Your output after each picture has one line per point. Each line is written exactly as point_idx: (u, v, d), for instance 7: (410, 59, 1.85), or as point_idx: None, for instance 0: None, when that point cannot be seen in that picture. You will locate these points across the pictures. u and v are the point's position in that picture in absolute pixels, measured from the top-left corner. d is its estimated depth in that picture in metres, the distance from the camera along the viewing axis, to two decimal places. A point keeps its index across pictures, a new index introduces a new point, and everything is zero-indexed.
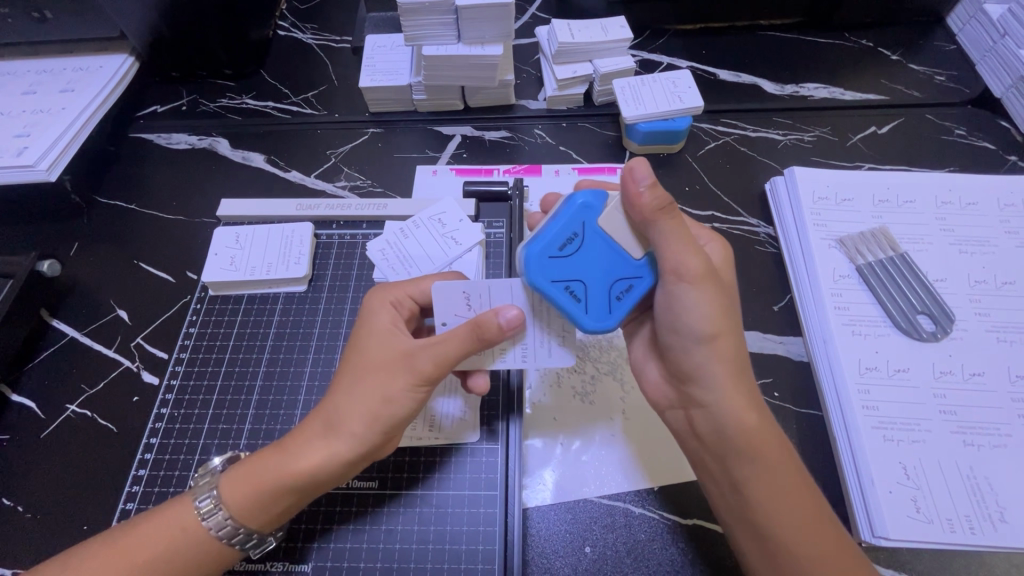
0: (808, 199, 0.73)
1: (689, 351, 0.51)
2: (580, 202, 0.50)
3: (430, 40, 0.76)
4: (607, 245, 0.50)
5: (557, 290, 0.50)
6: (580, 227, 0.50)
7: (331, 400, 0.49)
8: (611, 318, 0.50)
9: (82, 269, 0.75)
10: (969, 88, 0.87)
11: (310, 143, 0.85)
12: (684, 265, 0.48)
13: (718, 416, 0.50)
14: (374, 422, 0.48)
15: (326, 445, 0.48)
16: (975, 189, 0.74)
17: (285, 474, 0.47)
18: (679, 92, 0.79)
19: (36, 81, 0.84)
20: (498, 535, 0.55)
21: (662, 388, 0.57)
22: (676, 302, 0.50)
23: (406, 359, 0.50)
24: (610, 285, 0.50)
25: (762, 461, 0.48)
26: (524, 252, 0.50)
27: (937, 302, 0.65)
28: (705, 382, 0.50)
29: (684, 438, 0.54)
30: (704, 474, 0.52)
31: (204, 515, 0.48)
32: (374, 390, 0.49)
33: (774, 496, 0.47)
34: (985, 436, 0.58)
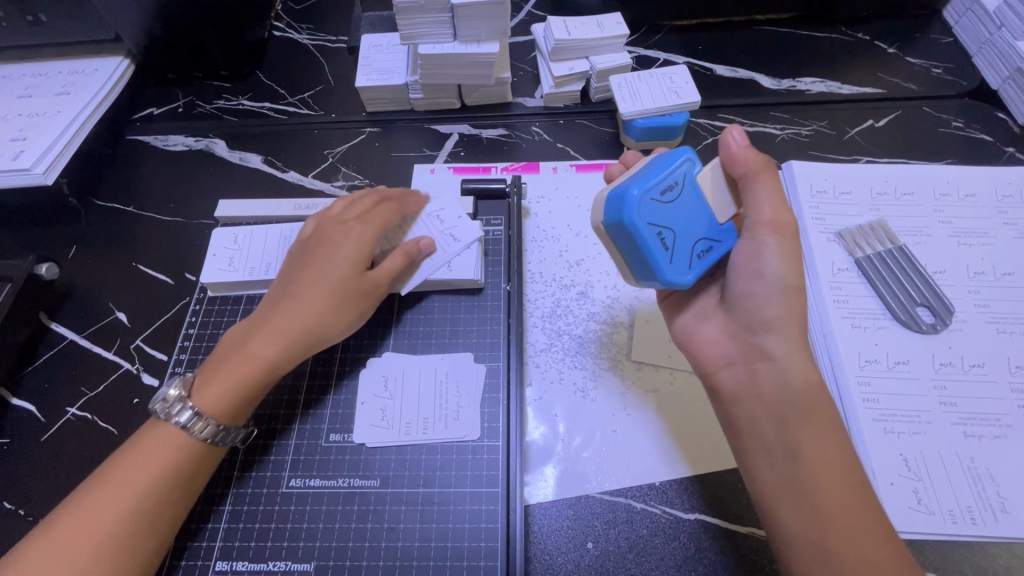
0: (806, 192, 0.73)
1: (765, 303, 0.53)
2: (686, 155, 0.53)
3: (426, 39, 0.76)
4: (697, 203, 0.53)
5: (652, 235, 0.50)
6: (682, 178, 0.52)
7: (299, 312, 0.57)
8: (691, 271, 0.52)
9: (80, 273, 0.75)
10: (966, 80, 0.87)
11: (308, 143, 0.85)
12: (780, 217, 0.52)
13: (786, 372, 0.51)
14: (334, 330, 0.58)
15: (295, 350, 0.57)
16: (973, 181, 0.74)
17: (254, 376, 0.55)
18: (676, 87, 0.78)
19: (32, 84, 0.84)
20: (500, 532, 0.55)
21: (722, 344, 0.56)
22: (763, 251, 0.53)
23: (362, 282, 0.60)
24: (694, 242, 0.52)
25: (821, 420, 0.50)
26: (629, 188, 0.49)
27: (936, 294, 0.65)
28: (779, 333, 0.52)
29: (741, 399, 0.54)
30: (754, 436, 0.52)
31: (188, 427, 0.52)
32: (331, 305, 0.58)
33: (829, 459, 0.48)
34: (985, 427, 0.58)
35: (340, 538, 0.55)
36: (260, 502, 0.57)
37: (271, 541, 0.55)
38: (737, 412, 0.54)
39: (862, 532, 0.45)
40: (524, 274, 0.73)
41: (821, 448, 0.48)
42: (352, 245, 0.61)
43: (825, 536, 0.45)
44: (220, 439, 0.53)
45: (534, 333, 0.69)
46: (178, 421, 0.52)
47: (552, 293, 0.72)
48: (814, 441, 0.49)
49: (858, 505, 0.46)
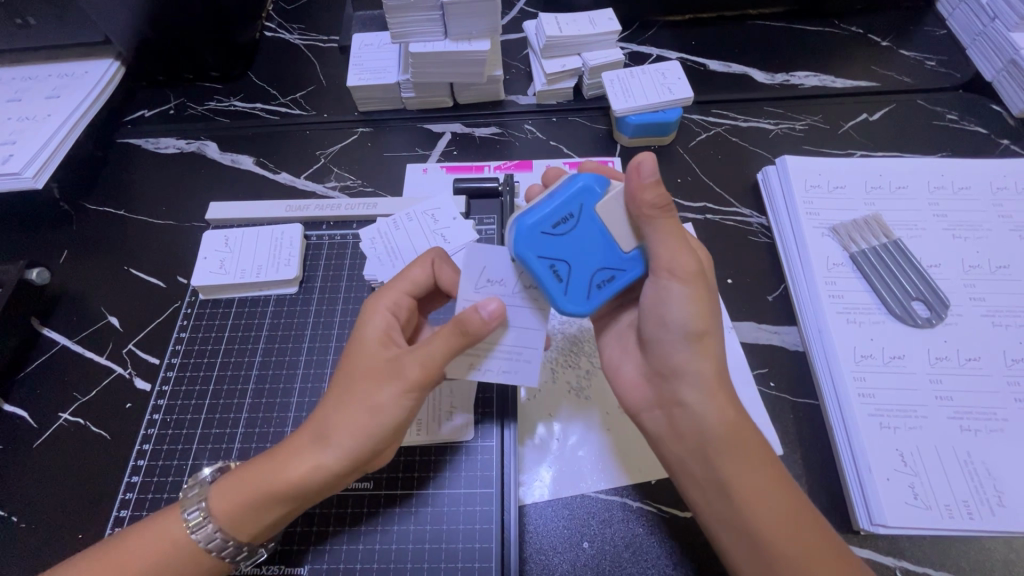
0: (800, 187, 0.73)
1: (675, 349, 0.50)
2: (581, 184, 0.49)
3: (417, 37, 0.76)
4: (598, 231, 0.49)
5: (542, 267, 0.48)
6: (578, 209, 0.49)
7: (325, 411, 0.49)
8: (589, 305, 0.49)
9: (71, 277, 0.75)
10: (959, 72, 0.86)
11: (300, 144, 0.84)
12: (677, 261, 0.48)
13: (701, 421, 0.49)
14: (361, 434, 0.47)
15: (314, 459, 0.46)
16: (968, 174, 0.74)
17: (271, 489, 0.46)
18: (668, 84, 0.78)
19: (21, 87, 0.83)
20: (495, 532, 0.55)
21: (643, 385, 0.55)
22: (666, 298, 0.50)
23: (395, 366, 0.48)
24: (593, 272, 0.49)
25: (744, 457, 0.48)
26: (517, 223, 0.49)
27: (931, 288, 0.65)
28: (690, 379, 0.50)
29: (664, 445, 0.53)
30: (684, 483, 0.51)
31: (193, 529, 0.47)
32: (358, 399, 0.48)
33: (756, 502, 0.47)
34: (981, 420, 0.58)
35: (334, 541, 0.55)
36: None
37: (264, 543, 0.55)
38: (665, 455, 0.53)
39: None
40: None
41: (748, 484, 0.47)
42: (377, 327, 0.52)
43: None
44: (220, 551, 0.47)
45: None
46: (185, 517, 0.48)
47: None
48: (739, 490, 0.47)
49: (792, 546, 0.45)
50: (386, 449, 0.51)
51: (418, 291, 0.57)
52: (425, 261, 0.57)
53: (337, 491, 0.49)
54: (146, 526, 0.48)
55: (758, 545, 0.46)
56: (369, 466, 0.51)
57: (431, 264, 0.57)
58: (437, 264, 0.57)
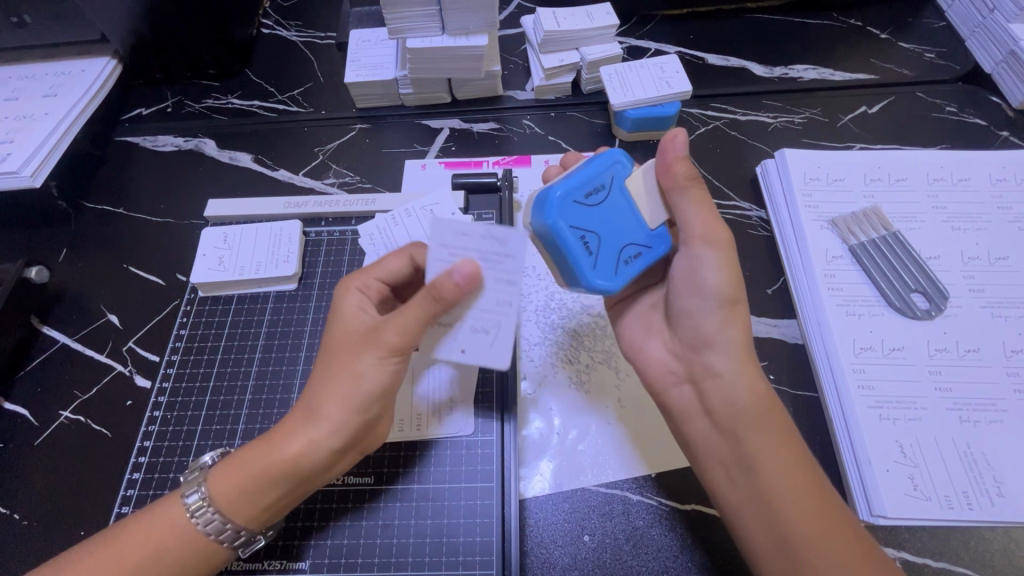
0: (799, 181, 0.73)
1: (706, 319, 0.52)
2: (613, 159, 0.52)
3: (415, 33, 0.75)
4: (626, 206, 0.52)
5: (572, 235, 0.49)
6: (609, 181, 0.51)
7: (312, 387, 0.49)
8: (616, 278, 0.50)
9: (71, 275, 0.75)
10: (958, 64, 0.86)
11: (298, 141, 0.84)
12: (711, 231, 0.51)
13: (732, 385, 0.50)
14: (350, 401, 0.48)
15: (305, 434, 0.47)
16: (968, 165, 0.74)
17: (269, 467, 0.47)
18: (667, 78, 0.78)
19: (18, 86, 0.83)
20: (495, 526, 0.55)
21: (668, 362, 0.56)
22: (698, 265, 0.51)
23: (374, 336, 0.49)
24: (620, 245, 0.51)
25: (772, 432, 0.48)
26: (550, 190, 0.50)
27: (931, 280, 0.65)
28: (721, 348, 0.51)
29: (690, 417, 0.53)
30: (708, 454, 0.51)
31: (193, 514, 0.47)
32: (342, 371, 0.48)
33: (784, 466, 0.47)
34: (981, 411, 0.58)
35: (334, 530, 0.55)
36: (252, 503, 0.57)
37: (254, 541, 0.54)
38: (689, 432, 0.53)
39: (825, 540, 0.44)
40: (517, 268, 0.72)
41: (775, 459, 0.47)
42: (353, 306, 0.53)
43: (786, 543, 0.45)
44: (217, 531, 0.47)
45: (528, 327, 0.68)
46: (185, 501, 0.48)
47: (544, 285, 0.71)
48: (766, 453, 0.47)
49: (816, 512, 0.45)
50: (378, 421, 0.51)
51: (394, 279, 0.56)
52: (403, 254, 0.56)
53: (335, 465, 0.50)
54: (150, 514, 0.48)
55: (784, 510, 0.45)
56: (365, 439, 0.51)
57: (409, 256, 0.56)
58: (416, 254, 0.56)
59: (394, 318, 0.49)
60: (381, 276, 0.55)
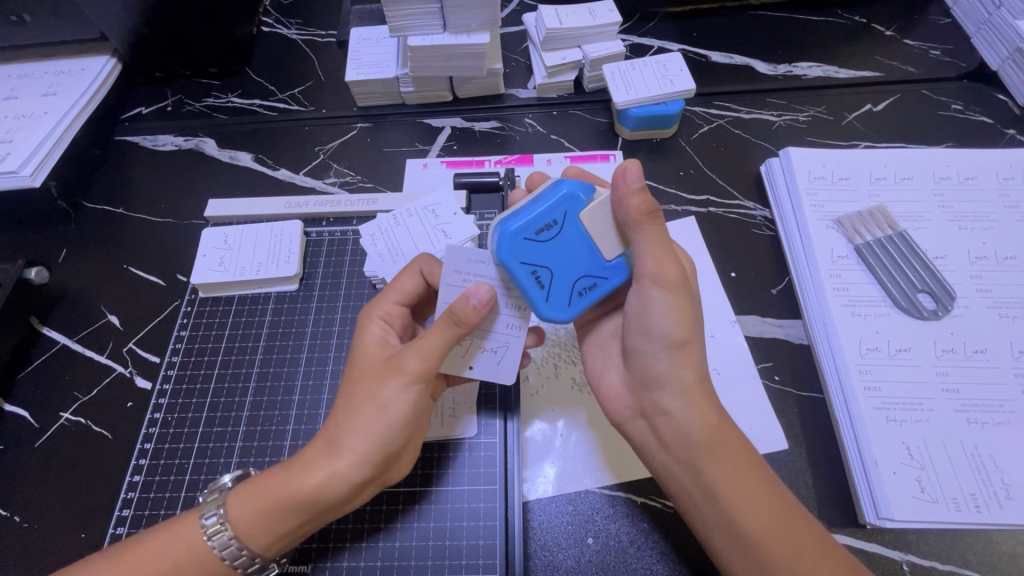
0: (804, 179, 0.72)
1: (656, 358, 0.50)
2: (566, 190, 0.49)
3: (416, 31, 0.75)
4: (581, 239, 0.49)
5: (522, 270, 0.48)
6: (562, 215, 0.48)
7: (334, 419, 0.49)
8: (570, 311, 0.49)
9: (70, 275, 0.74)
10: (965, 61, 0.85)
11: (299, 140, 0.84)
12: (662, 270, 0.48)
13: (683, 423, 0.48)
14: (370, 432, 0.47)
15: (326, 466, 0.46)
16: (974, 164, 0.73)
17: (286, 501, 0.46)
18: (670, 76, 0.77)
19: (17, 85, 0.82)
20: (499, 529, 0.55)
21: (625, 396, 0.55)
22: (649, 307, 0.49)
23: (395, 363, 0.49)
24: (575, 278, 0.49)
25: (730, 463, 0.47)
26: (501, 226, 0.48)
27: (937, 279, 0.64)
28: (671, 386, 0.49)
29: (648, 451, 0.52)
30: (672, 487, 0.50)
31: (211, 538, 0.47)
32: (364, 401, 0.48)
33: (745, 495, 0.46)
34: (988, 413, 0.57)
35: (338, 538, 0.55)
36: None
37: None
38: (651, 465, 0.52)
39: (795, 561, 0.44)
40: None
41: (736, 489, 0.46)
42: (376, 336, 0.53)
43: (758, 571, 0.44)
44: (231, 558, 0.47)
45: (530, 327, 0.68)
46: (203, 522, 0.47)
47: None
48: (727, 483, 0.47)
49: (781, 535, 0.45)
50: (400, 455, 0.51)
51: (412, 299, 0.56)
52: (413, 271, 0.55)
53: (354, 498, 0.49)
54: (161, 531, 0.48)
55: (751, 537, 0.45)
56: (386, 473, 0.51)
57: (420, 272, 0.55)
58: (425, 269, 0.55)
59: (416, 345, 0.48)
60: (399, 299, 0.55)
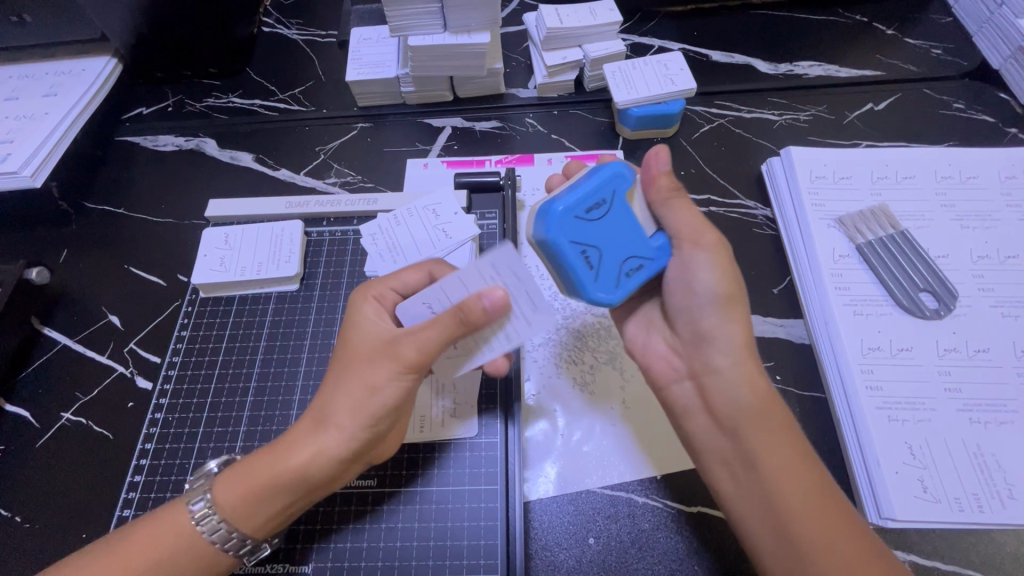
0: (806, 178, 0.72)
1: (704, 317, 0.51)
2: (611, 172, 0.50)
3: (416, 30, 0.75)
4: (626, 219, 0.51)
5: (574, 251, 0.48)
6: (609, 195, 0.50)
7: (324, 397, 0.49)
8: (619, 292, 0.49)
9: (70, 276, 0.74)
10: (966, 60, 0.85)
11: (299, 141, 0.84)
12: (705, 233, 0.51)
13: (733, 381, 0.49)
14: (361, 412, 0.47)
15: (316, 443, 0.47)
16: (975, 163, 0.73)
17: (275, 477, 0.46)
18: (671, 75, 0.77)
19: (18, 86, 0.82)
20: (500, 529, 0.55)
21: (667, 362, 0.55)
22: (693, 267, 0.51)
23: (390, 349, 0.49)
24: (622, 258, 0.50)
25: (772, 430, 0.48)
26: (550, 207, 0.48)
27: (939, 279, 0.64)
28: (720, 345, 0.50)
29: (692, 413, 0.52)
30: (711, 452, 0.50)
31: (198, 521, 0.47)
32: (358, 382, 0.48)
33: (787, 461, 0.46)
34: (991, 412, 0.57)
35: (327, 526, 0.55)
36: None
37: None
38: (691, 429, 0.52)
39: (828, 530, 0.44)
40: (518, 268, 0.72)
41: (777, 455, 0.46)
42: (367, 317, 0.52)
43: (793, 543, 0.44)
44: (222, 540, 0.47)
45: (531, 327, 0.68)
46: (190, 508, 0.47)
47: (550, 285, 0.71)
48: (769, 445, 0.47)
49: (815, 502, 0.45)
50: (387, 435, 0.51)
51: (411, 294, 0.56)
52: (421, 268, 0.56)
53: (343, 476, 0.50)
54: (158, 518, 0.48)
55: (785, 501, 0.45)
56: (373, 451, 0.51)
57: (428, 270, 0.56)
58: (434, 269, 0.56)
59: (412, 334, 0.48)
60: (397, 288, 0.55)
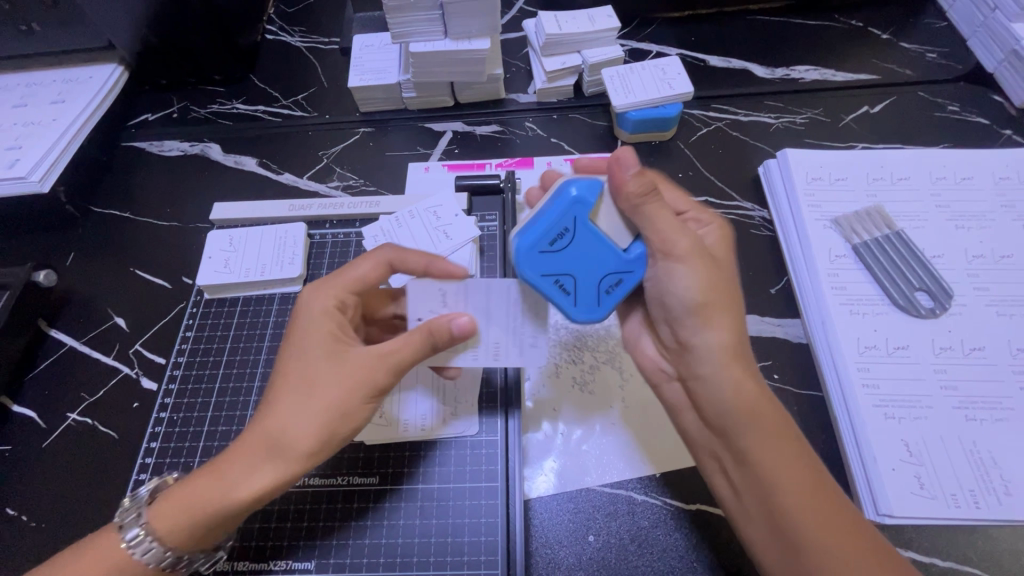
0: (801, 180, 0.73)
1: (681, 323, 0.51)
2: (573, 194, 0.47)
3: (418, 37, 0.76)
4: (597, 239, 0.48)
5: (545, 285, 0.48)
6: (571, 221, 0.48)
7: (283, 425, 0.46)
8: (600, 311, 0.49)
9: (78, 279, 0.76)
10: (961, 64, 0.86)
11: (302, 145, 0.85)
12: (673, 242, 0.49)
13: (714, 385, 0.49)
14: (325, 439, 0.47)
15: (271, 471, 0.46)
16: (970, 164, 0.74)
17: (221, 506, 0.45)
18: (668, 79, 0.79)
19: (27, 93, 0.84)
20: (500, 526, 0.55)
21: (660, 361, 0.58)
22: (667, 277, 0.50)
23: (360, 376, 0.48)
24: (599, 278, 0.49)
25: (760, 431, 0.47)
26: (514, 246, 0.48)
27: (934, 278, 0.65)
28: (699, 352, 0.50)
29: (683, 412, 0.55)
30: (703, 448, 0.52)
31: (132, 547, 0.46)
32: (324, 411, 0.47)
33: (776, 461, 0.46)
34: (987, 410, 0.58)
35: (325, 516, 0.56)
36: (256, 519, 0.56)
37: (256, 541, 0.55)
38: (684, 425, 0.54)
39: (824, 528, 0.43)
40: None
41: (766, 456, 0.46)
42: (328, 331, 0.50)
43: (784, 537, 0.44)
44: (166, 562, 0.47)
45: None
46: (125, 538, 0.46)
47: None
48: (759, 448, 0.46)
49: (809, 502, 0.44)
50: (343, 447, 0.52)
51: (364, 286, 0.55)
52: (380, 260, 0.55)
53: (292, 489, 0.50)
54: (89, 547, 0.47)
55: (783, 506, 0.45)
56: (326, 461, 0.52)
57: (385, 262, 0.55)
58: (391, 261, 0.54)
59: (382, 359, 0.49)
60: (353, 286, 0.54)
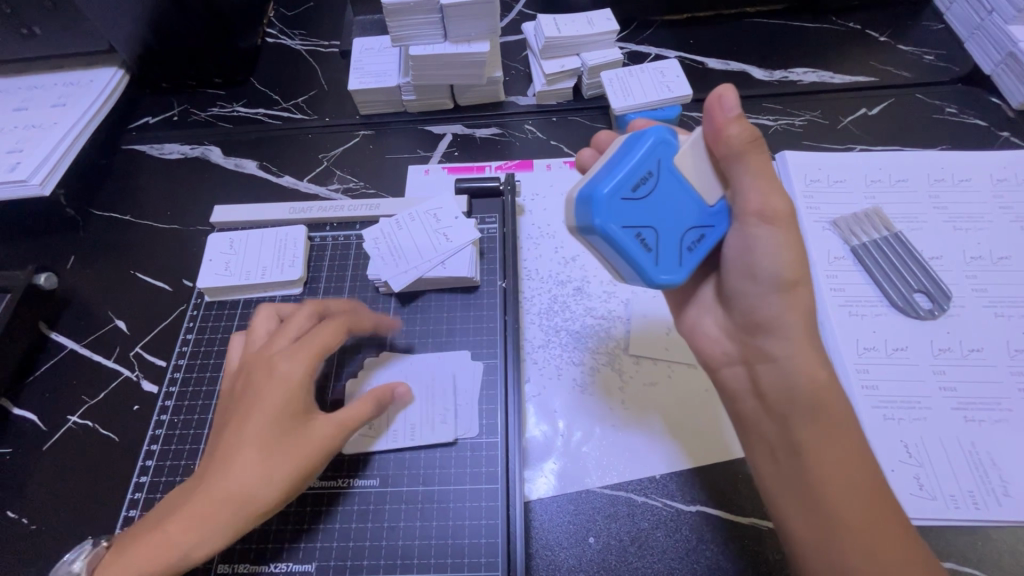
0: (800, 182, 0.73)
1: (764, 296, 0.49)
2: (656, 139, 0.48)
3: (418, 40, 0.76)
4: (678, 188, 0.49)
5: (629, 237, 0.47)
6: (655, 165, 0.48)
7: (227, 483, 0.47)
8: (681, 270, 0.49)
9: (78, 282, 0.76)
10: (958, 66, 0.86)
11: (302, 148, 0.85)
12: (770, 206, 0.48)
13: (789, 370, 0.48)
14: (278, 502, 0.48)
15: (224, 533, 0.47)
16: (968, 166, 0.74)
17: (167, 568, 0.46)
18: (667, 82, 0.79)
19: (28, 96, 0.84)
20: (500, 528, 0.56)
21: (721, 342, 0.55)
22: (754, 244, 0.49)
23: (319, 441, 0.49)
24: (680, 233, 0.49)
25: (826, 425, 0.47)
26: (597, 191, 0.46)
27: (932, 280, 0.65)
28: (780, 332, 0.49)
29: (742, 397, 0.52)
30: (757, 435, 0.51)
31: None
32: (282, 478, 0.48)
33: (836, 455, 0.46)
34: (986, 410, 0.58)
35: (325, 518, 0.56)
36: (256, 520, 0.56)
37: (256, 543, 0.55)
38: (741, 411, 0.52)
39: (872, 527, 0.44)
40: (519, 272, 0.73)
41: (828, 449, 0.46)
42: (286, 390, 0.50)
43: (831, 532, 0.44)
44: None
45: (532, 330, 0.69)
46: None
47: (549, 289, 0.72)
48: (819, 442, 0.47)
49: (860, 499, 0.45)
50: None
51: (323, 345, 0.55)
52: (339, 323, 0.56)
53: None
54: None
55: (833, 501, 0.45)
56: None
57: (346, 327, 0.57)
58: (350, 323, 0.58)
59: (339, 427, 0.51)
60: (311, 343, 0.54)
